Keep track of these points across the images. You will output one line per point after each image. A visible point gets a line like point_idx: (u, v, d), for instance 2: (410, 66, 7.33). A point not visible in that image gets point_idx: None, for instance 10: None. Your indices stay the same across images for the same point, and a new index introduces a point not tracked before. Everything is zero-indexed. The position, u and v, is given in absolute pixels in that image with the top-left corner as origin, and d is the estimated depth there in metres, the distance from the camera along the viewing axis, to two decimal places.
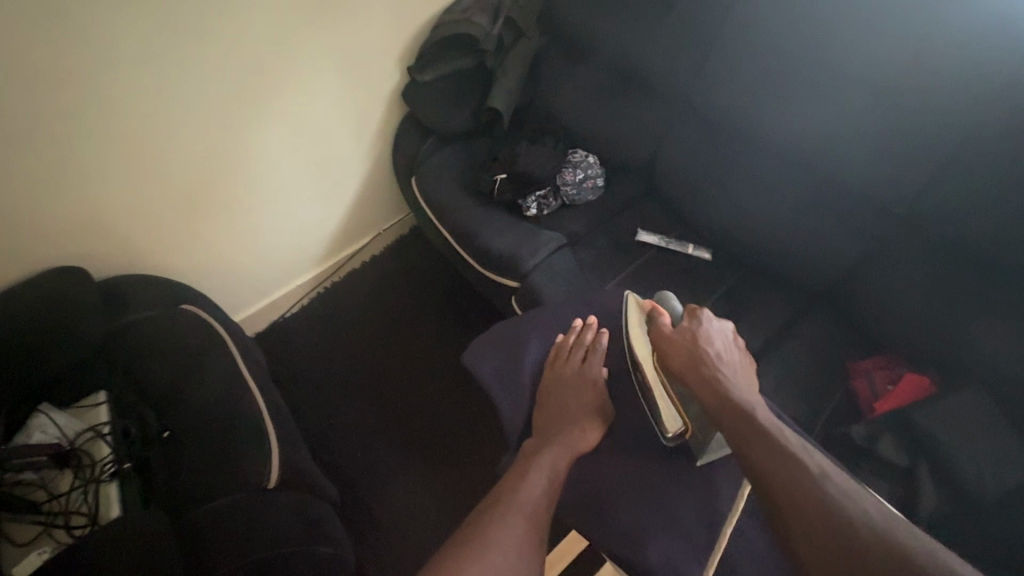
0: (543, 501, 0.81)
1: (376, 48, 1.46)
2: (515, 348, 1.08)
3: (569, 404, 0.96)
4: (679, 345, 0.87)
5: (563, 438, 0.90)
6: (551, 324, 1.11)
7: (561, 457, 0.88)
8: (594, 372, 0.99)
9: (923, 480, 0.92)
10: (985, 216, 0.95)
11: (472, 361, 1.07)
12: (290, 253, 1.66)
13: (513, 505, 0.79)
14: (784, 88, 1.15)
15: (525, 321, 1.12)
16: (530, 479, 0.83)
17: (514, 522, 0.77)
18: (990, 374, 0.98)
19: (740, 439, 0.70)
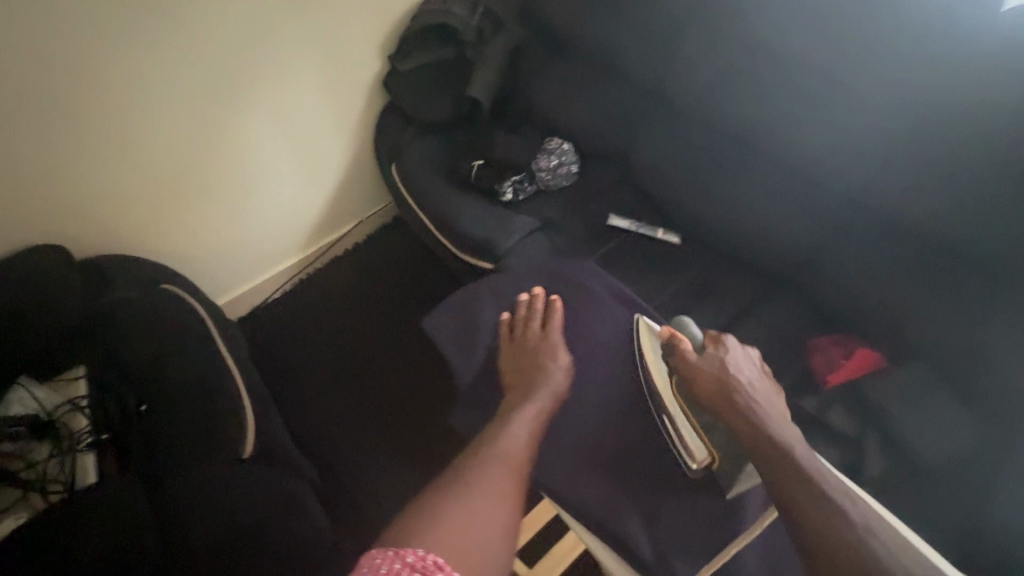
0: (522, 450, 0.85)
1: (355, 37, 1.49)
2: (474, 315, 1.12)
3: (535, 367, 0.98)
4: (709, 375, 0.89)
5: (542, 396, 0.93)
6: (512, 295, 1.14)
7: (540, 411, 0.91)
8: (553, 337, 1.02)
9: (869, 447, 0.97)
10: (932, 196, 1.00)
11: (433, 325, 1.12)
12: (272, 239, 1.67)
13: (496, 457, 0.82)
14: (749, 76, 1.18)
15: (483, 288, 1.16)
16: (510, 431, 0.87)
17: (498, 471, 0.81)
18: (935, 347, 1.03)
19: (774, 473, 0.76)
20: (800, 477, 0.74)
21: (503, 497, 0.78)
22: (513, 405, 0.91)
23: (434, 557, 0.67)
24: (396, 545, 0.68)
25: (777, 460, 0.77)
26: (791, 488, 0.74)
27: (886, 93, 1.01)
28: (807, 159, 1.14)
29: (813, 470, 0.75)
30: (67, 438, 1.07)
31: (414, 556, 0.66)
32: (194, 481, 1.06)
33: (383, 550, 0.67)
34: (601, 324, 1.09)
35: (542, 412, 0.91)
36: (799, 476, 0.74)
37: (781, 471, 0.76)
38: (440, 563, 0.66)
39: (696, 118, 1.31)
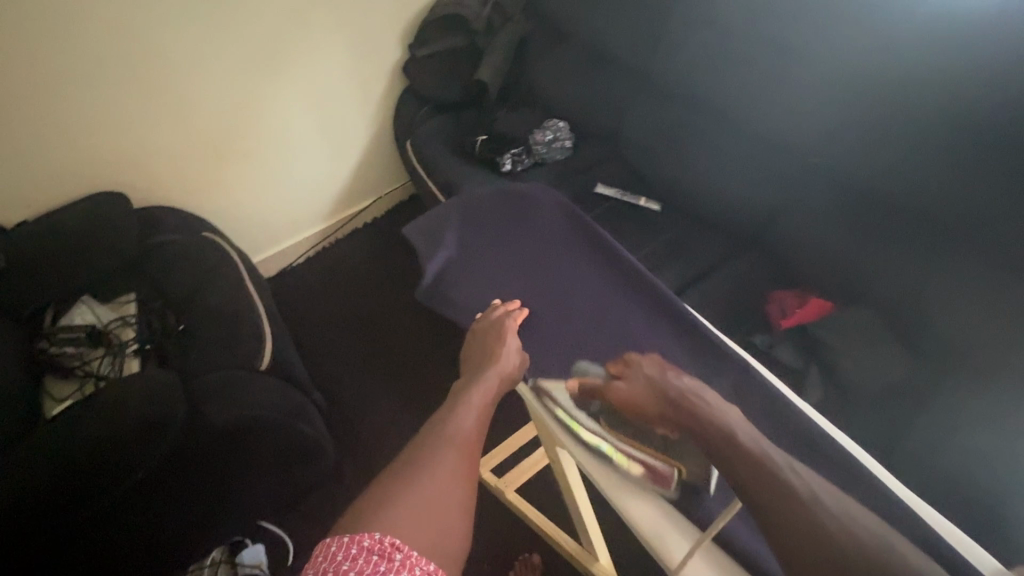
0: (472, 433, 0.79)
1: (379, 25, 1.69)
2: (445, 230, 1.16)
3: (488, 352, 0.91)
4: (647, 392, 0.77)
5: (493, 375, 0.87)
6: (478, 215, 1.19)
7: (493, 388, 0.86)
8: (508, 321, 0.96)
9: (811, 379, 1.08)
10: (882, 156, 1.11)
11: (412, 234, 1.15)
12: (300, 206, 1.87)
13: (444, 445, 0.77)
14: (724, 54, 1.29)
15: (452, 205, 1.20)
16: (458, 416, 0.81)
17: (447, 461, 0.75)
18: (879, 294, 1.15)
19: (757, 504, 0.64)
20: (752, 469, 0.66)
21: (456, 487, 0.73)
22: (463, 387, 0.85)
23: (390, 544, 0.65)
24: (350, 533, 0.66)
25: (764, 490, 0.64)
26: (794, 531, 0.61)
27: (842, 66, 1.13)
28: (776, 130, 1.26)
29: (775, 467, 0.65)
30: (117, 344, 1.27)
31: (370, 539, 0.64)
32: (217, 383, 1.22)
33: (338, 538, 0.65)
34: (568, 246, 1.16)
35: (495, 393, 0.86)
36: (799, 510, 0.62)
37: (782, 515, 0.62)
38: (396, 545, 0.65)
39: (679, 96, 1.43)
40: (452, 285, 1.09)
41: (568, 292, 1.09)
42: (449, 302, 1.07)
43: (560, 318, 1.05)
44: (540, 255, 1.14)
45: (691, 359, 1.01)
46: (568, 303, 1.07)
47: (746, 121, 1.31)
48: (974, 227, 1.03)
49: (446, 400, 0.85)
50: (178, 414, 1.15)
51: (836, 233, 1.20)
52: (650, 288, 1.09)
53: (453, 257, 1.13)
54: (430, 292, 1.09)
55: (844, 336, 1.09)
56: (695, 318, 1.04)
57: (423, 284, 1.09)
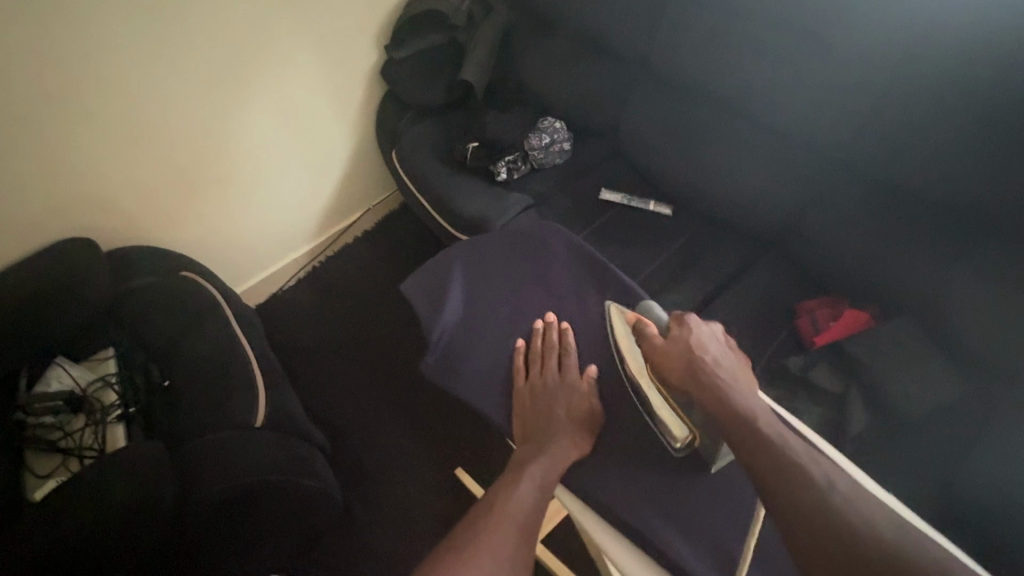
0: (532, 509, 0.76)
1: (349, 27, 1.54)
2: (445, 278, 1.06)
3: (556, 416, 0.88)
4: (678, 355, 0.85)
5: (562, 447, 0.84)
6: (479, 258, 1.09)
7: (562, 461, 0.83)
8: (573, 379, 0.92)
9: (853, 403, 0.99)
10: (917, 148, 1.01)
11: (409, 293, 1.05)
12: (283, 229, 1.75)
13: (501, 520, 0.74)
14: (731, 40, 1.17)
15: (451, 251, 1.10)
16: (520, 487, 0.79)
17: (503, 540, 0.71)
18: (916, 300, 1.07)
19: (753, 457, 0.70)
20: (753, 431, 0.72)
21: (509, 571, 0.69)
22: (527, 456, 0.83)
23: None
24: None
25: (754, 448, 0.71)
26: (781, 490, 0.66)
27: (869, 47, 1.02)
28: (799, 123, 1.15)
29: (783, 440, 0.70)
30: (99, 409, 1.18)
31: None
32: (212, 447, 1.14)
33: None
34: (576, 278, 1.07)
35: (559, 465, 0.83)
36: (781, 466, 0.67)
37: (769, 466, 0.68)
38: None
39: (686, 88, 1.31)
40: (456, 352, 0.99)
41: (578, 336, 1.00)
42: (455, 351, 0.99)
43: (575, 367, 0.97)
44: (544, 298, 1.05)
45: None
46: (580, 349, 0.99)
47: (760, 114, 1.20)
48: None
49: (509, 468, 0.83)
50: (164, 488, 1.08)
51: (867, 236, 1.11)
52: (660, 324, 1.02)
53: (455, 317, 1.02)
54: (435, 365, 0.98)
55: (885, 358, 1.00)
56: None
57: (427, 358, 0.98)
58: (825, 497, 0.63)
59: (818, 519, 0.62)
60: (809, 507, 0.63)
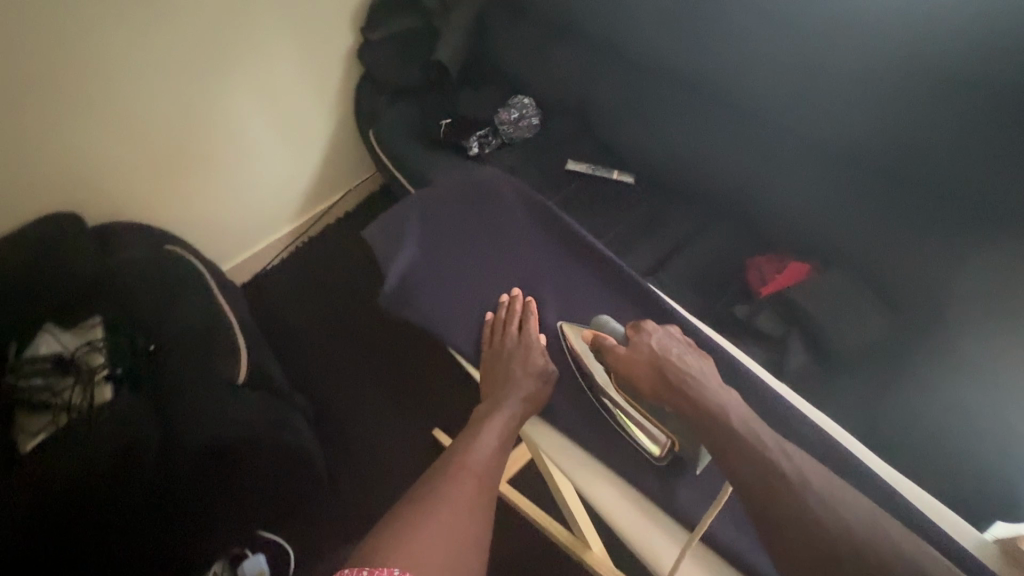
0: (490, 460, 0.84)
1: (324, 12, 1.60)
2: (404, 231, 1.07)
3: (512, 375, 0.92)
4: (644, 360, 0.86)
5: (515, 402, 0.89)
6: (437, 210, 1.11)
7: (516, 414, 0.89)
8: (530, 340, 0.96)
9: (792, 344, 1.06)
10: (855, 112, 1.06)
11: (372, 240, 1.07)
12: (266, 209, 1.81)
13: (460, 475, 0.81)
14: (686, 14, 1.22)
15: (409, 203, 1.11)
16: (480, 440, 0.86)
17: (464, 490, 0.80)
18: (852, 253, 1.15)
19: (732, 464, 0.72)
20: (727, 434, 0.74)
21: (468, 515, 0.77)
22: (485, 412, 0.90)
23: None
24: (369, 565, 0.68)
25: (736, 456, 0.72)
26: (767, 498, 0.68)
27: (810, 18, 1.06)
28: (750, 94, 1.20)
29: (757, 442, 0.72)
30: (86, 372, 1.23)
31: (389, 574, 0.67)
32: (198, 399, 1.19)
33: (358, 570, 0.67)
34: (536, 231, 1.11)
35: (513, 420, 0.89)
36: (769, 479, 0.69)
37: (747, 471, 0.71)
38: None
39: (649, 64, 1.36)
40: (415, 294, 1.03)
41: (535, 287, 1.07)
42: (420, 300, 1.02)
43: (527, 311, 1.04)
44: (503, 249, 1.10)
45: None
46: (534, 296, 1.05)
47: (715, 86, 1.26)
48: (952, 180, 1.00)
49: (469, 423, 0.90)
50: (152, 432, 1.16)
51: (812, 195, 1.18)
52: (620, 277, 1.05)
53: (415, 255, 1.06)
54: (394, 299, 1.02)
55: (825, 301, 1.07)
56: (669, 306, 1.00)
57: (386, 291, 1.03)
58: (803, 502, 0.67)
59: (808, 525, 0.65)
60: (792, 513, 0.66)
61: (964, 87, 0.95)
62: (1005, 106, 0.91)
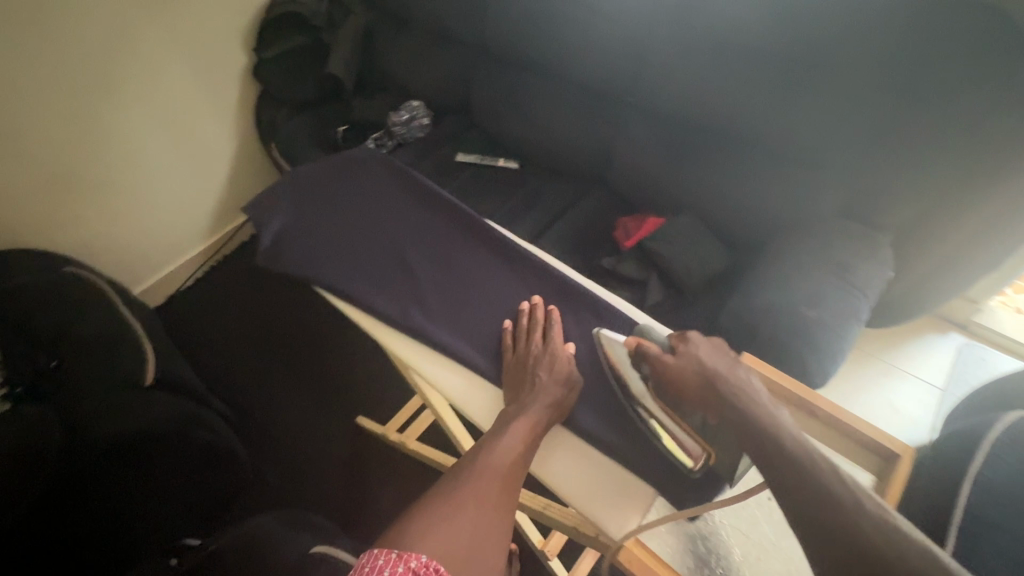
0: (513, 463, 0.71)
1: (215, 33, 1.67)
2: (275, 209, 1.05)
3: (536, 379, 0.80)
4: (693, 373, 0.70)
5: (539, 407, 0.77)
6: (307, 189, 1.09)
7: (543, 418, 0.76)
8: (556, 347, 0.84)
9: (651, 283, 1.23)
10: (678, 85, 1.26)
11: (254, 214, 1.04)
12: (173, 228, 1.82)
13: (480, 472, 0.69)
14: (536, 14, 1.39)
15: (278, 188, 1.08)
16: (504, 440, 0.73)
17: (484, 489, 0.68)
18: (694, 205, 1.34)
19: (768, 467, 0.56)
20: (768, 438, 0.58)
21: (490, 511, 0.66)
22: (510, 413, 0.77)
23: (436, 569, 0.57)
24: (398, 547, 0.59)
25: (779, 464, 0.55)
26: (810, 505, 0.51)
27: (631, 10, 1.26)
28: (599, 77, 1.38)
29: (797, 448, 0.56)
30: None
31: (417, 560, 0.57)
32: (103, 403, 1.12)
33: (387, 550, 0.58)
34: (410, 192, 1.09)
35: (538, 426, 0.76)
36: (812, 488, 0.52)
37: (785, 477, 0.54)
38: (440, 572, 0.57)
39: (518, 60, 1.53)
40: (290, 258, 0.98)
41: (414, 244, 1.01)
42: (297, 259, 0.98)
43: (396, 270, 0.97)
44: (376, 218, 1.05)
45: (546, 291, 0.95)
46: (405, 258, 0.99)
47: (573, 74, 1.43)
48: (760, 132, 1.20)
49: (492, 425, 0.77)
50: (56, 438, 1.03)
51: (660, 158, 1.35)
52: (491, 232, 1.02)
53: (289, 223, 1.04)
54: (269, 258, 0.99)
55: (677, 244, 1.23)
56: (537, 255, 0.99)
57: (261, 253, 1.00)
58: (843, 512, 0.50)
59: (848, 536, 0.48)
60: (809, 491, 0.52)
61: (756, 54, 1.14)
62: (782, 66, 1.12)
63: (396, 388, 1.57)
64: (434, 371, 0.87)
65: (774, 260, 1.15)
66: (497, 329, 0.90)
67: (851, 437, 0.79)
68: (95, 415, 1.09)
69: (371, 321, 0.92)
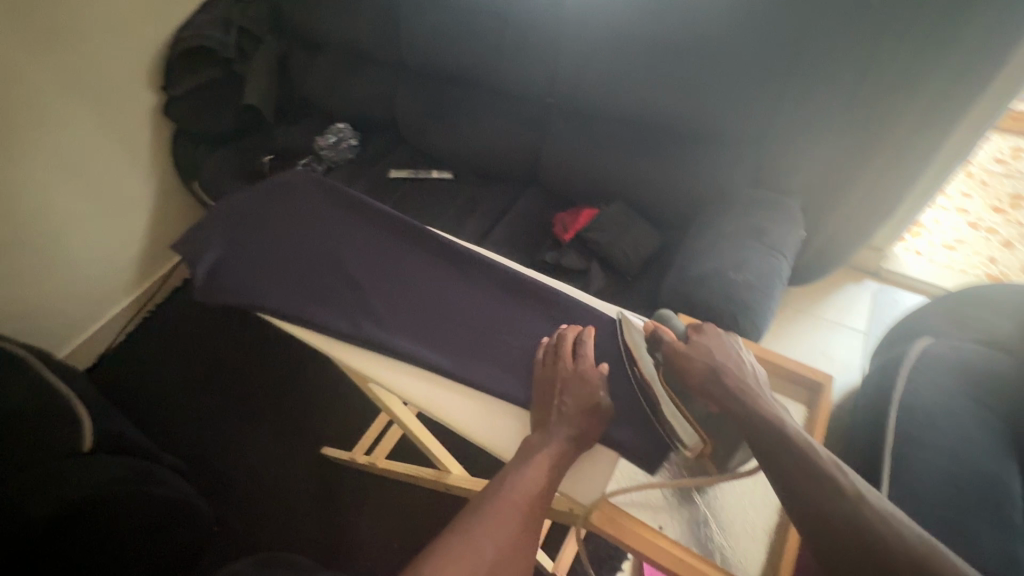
0: (536, 499, 0.66)
1: (116, 73, 1.59)
2: (206, 243, 1.02)
3: (562, 407, 0.74)
4: (702, 365, 0.72)
5: (563, 438, 0.71)
6: (235, 218, 1.07)
7: (567, 451, 0.70)
8: (586, 369, 0.78)
9: (593, 271, 1.28)
10: (593, 82, 1.32)
11: (185, 251, 1.01)
12: (96, 282, 1.71)
13: (499, 508, 0.65)
14: (450, 28, 1.43)
15: (206, 223, 1.05)
16: (524, 471, 0.68)
17: (505, 526, 0.64)
18: (623, 193, 1.41)
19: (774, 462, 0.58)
20: (776, 434, 0.60)
21: (513, 548, 0.63)
22: (532, 442, 0.71)
23: None
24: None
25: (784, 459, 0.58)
26: (818, 501, 0.54)
27: (539, 17, 1.32)
28: (519, 82, 1.43)
29: (799, 446, 0.58)
30: None
31: None
32: (38, 475, 1.00)
33: None
34: (344, 207, 1.09)
35: (560, 458, 0.70)
36: (816, 483, 0.55)
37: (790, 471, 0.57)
38: None
39: (438, 74, 1.56)
40: (229, 287, 0.96)
41: (356, 258, 1.01)
42: (238, 287, 0.95)
43: (340, 284, 0.97)
44: (314, 238, 1.04)
45: (490, 284, 0.97)
46: (349, 273, 0.98)
47: (493, 81, 1.47)
48: (672, 119, 1.28)
49: (517, 453, 0.71)
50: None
51: (586, 153, 1.42)
52: (428, 235, 1.03)
53: (221, 254, 1.01)
54: (204, 290, 0.96)
55: (612, 231, 1.29)
56: (476, 251, 1.01)
57: (196, 287, 0.97)
58: (847, 506, 0.53)
59: (856, 529, 0.51)
60: (809, 480, 0.55)
61: (660, 45, 1.21)
62: (683, 55, 1.19)
63: (358, 414, 1.54)
64: (393, 376, 0.86)
65: (701, 233, 1.23)
66: (453, 330, 0.91)
67: (788, 381, 0.85)
68: (22, 491, 0.96)
69: (324, 338, 0.90)
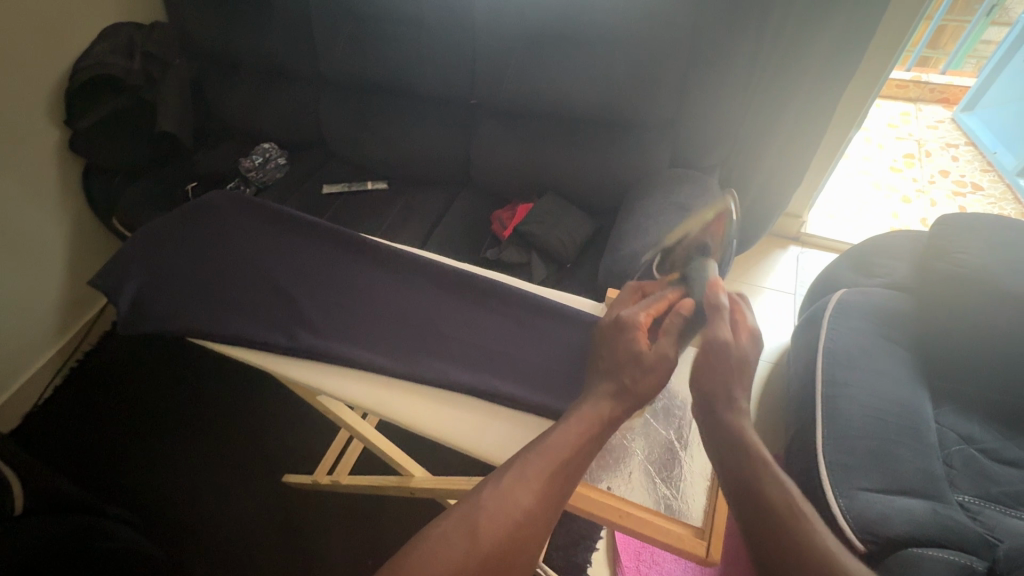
0: (569, 464, 0.60)
1: (10, 111, 1.48)
2: (126, 276, 0.98)
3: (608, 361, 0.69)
4: (718, 351, 0.64)
5: (605, 399, 0.65)
6: (154, 247, 1.02)
7: (606, 415, 0.64)
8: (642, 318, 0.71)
9: (534, 263, 1.32)
10: (513, 82, 1.35)
11: (106, 287, 0.96)
12: (12, 336, 1.58)
13: (530, 473, 0.59)
14: (367, 39, 1.43)
15: (123, 255, 1.01)
16: (558, 435, 0.62)
17: (529, 490, 0.58)
18: (556, 186, 1.45)
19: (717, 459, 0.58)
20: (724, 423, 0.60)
21: (531, 525, 0.56)
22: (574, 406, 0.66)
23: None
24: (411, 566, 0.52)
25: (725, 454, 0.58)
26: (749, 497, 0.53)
27: (453, 23, 1.35)
28: (442, 87, 1.45)
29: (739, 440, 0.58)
30: None
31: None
32: None
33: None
34: (269, 223, 1.07)
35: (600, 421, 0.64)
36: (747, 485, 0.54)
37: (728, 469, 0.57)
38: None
39: (361, 85, 1.55)
40: (156, 317, 0.92)
41: (286, 271, 0.99)
42: (164, 316, 0.92)
43: (274, 300, 0.95)
44: (239, 257, 1.01)
45: (425, 281, 0.98)
46: (282, 288, 0.97)
47: (417, 88, 1.48)
48: (594, 111, 1.33)
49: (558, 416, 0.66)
50: None
51: (515, 151, 1.45)
52: (359, 242, 1.03)
53: (141, 286, 0.96)
54: (128, 322, 0.93)
55: (549, 222, 1.33)
56: (407, 251, 1.02)
57: (119, 322, 0.93)
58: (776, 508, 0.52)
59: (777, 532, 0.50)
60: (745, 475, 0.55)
61: (573, 42, 1.26)
62: (596, 48, 1.25)
63: (318, 436, 1.50)
64: (335, 382, 0.85)
65: (631, 214, 1.29)
66: (394, 332, 0.91)
67: None
68: None
69: (260, 354, 0.88)
